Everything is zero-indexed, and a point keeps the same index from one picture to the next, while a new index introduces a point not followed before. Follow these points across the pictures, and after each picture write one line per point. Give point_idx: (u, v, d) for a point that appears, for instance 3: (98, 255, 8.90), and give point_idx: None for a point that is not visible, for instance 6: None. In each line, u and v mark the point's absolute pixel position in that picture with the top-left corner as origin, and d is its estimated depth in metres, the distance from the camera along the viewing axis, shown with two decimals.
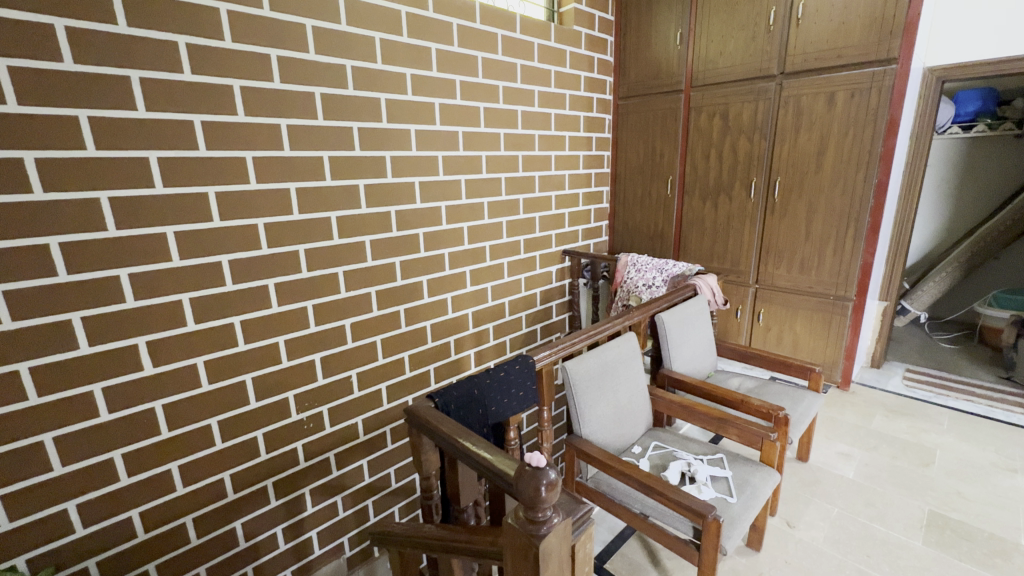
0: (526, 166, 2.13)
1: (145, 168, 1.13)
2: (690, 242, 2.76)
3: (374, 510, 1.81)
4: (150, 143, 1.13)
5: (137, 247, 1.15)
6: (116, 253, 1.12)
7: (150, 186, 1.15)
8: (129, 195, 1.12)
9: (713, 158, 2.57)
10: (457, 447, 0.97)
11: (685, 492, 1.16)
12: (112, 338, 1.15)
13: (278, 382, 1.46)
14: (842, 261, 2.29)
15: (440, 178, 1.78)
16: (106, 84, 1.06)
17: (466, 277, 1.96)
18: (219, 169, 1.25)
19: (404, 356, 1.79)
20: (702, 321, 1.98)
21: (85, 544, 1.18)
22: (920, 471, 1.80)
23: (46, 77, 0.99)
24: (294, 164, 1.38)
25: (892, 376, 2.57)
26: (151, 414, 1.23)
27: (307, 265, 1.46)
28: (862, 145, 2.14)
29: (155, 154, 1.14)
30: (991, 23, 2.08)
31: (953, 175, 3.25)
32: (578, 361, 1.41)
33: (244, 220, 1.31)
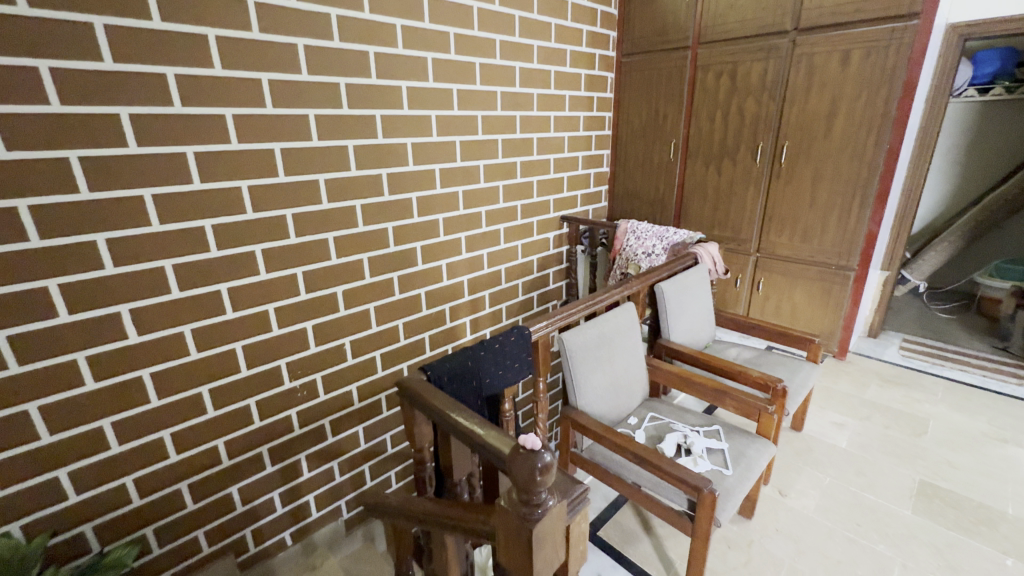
0: (524, 128, 2.03)
1: (117, 125, 1.05)
2: (692, 209, 2.69)
3: (371, 475, 1.82)
4: (121, 98, 1.04)
5: (112, 210, 1.08)
6: (90, 216, 1.05)
7: (123, 145, 1.06)
8: (101, 155, 1.04)
9: (719, 120, 2.46)
10: (451, 423, 0.94)
11: (680, 465, 1.15)
12: (93, 305, 1.10)
13: (268, 350, 1.43)
14: (846, 229, 2.24)
15: (434, 140, 1.69)
16: (67, 30, 0.96)
17: (462, 244, 1.89)
18: (196, 126, 1.16)
19: (399, 324, 1.74)
20: (701, 291, 1.94)
21: (81, 511, 1.17)
22: (912, 440, 1.81)
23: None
24: (276, 121, 1.29)
25: (889, 346, 2.57)
26: (139, 382, 1.20)
27: (296, 231, 1.40)
28: (876, 107, 2.05)
29: (127, 111, 1.06)
30: None
31: (964, 140, 3.14)
32: (575, 332, 1.37)
33: (226, 182, 1.23)
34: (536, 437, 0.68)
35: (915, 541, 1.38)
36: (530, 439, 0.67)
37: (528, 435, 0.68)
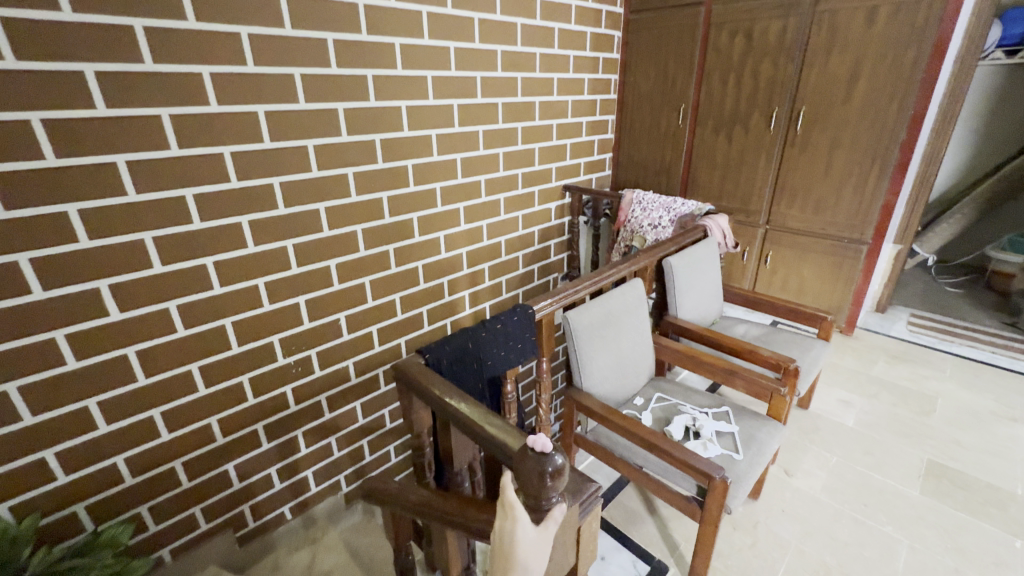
0: (527, 91, 1.87)
1: (81, 84, 0.94)
2: (700, 178, 2.57)
3: (369, 450, 1.79)
4: (84, 53, 0.93)
5: (83, 177, 0.98)
6: (59, 183, 0.96)
7: (90, 107, 0.96)
8: (66, 117, 0.94)
9: (733, 84, 2.30)
10: (452, 412, 0.88)
11: (690, 450, 1.11)
12: (69, 280, 1.01)
13: (259, 328, 1.35)
14: (861, 201, 2.14)
15: (431, 103, 1.55)
16: None
17: (461, 215, 1.78)
18: (168, 85, 1.04)
19: (396, 299, 1.66)
20: (710, 266, 1.86)
21: (70, 492, 1.13)
22: (920, 419, 1.78)
23: None
24: (257, 80, 1.16)
25: (896, 321, 2.52)
26: (124, 361, 1.13)
27: (284, 201, 1.29)
28: (902, 69, 1.91)
29: (91, 68, 0.94)
30: None
31: (985, 106, 3.00)
32: (580, 311, 1.31)
33: (206, 148, 1.12)
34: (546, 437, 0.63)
35: (923, 523, 1.36)
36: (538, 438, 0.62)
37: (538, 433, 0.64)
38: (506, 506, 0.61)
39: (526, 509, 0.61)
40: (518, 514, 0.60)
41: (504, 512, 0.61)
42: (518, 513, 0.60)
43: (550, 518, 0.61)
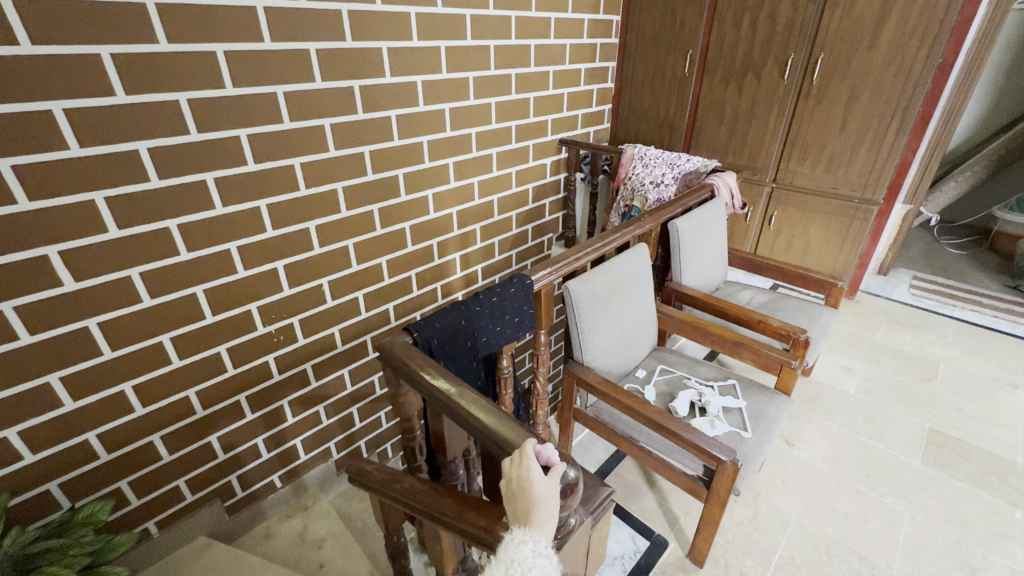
0: (521, 32, 1.66)
1: None
2: (705, 132, 2.40)
3: (359, 418, 1.72)
4: None
5: (10, 124, 0.83)
6: None
7: (10, 42, 0.79)
8: None
9: (747, 27, 2.10)
10: (446, 402, 0.78)
11: (699, 431, 1.04)
12: (11, 245, 0.88)
13: (234, 296, 1.23)
14: (877, 157, 2.03)
15: (415, 46, 1.36)
16: None
17: (450, 172, 1.62)
18: (102, 15, 0.86)
19: (383, 262, 1.53)
20: (716, 228, 1.75)
21: (37, 472, 1.04)
22: (922, 386, 1.75)
23: None
24: (212, 12, 0.98)
25: (898, 284, 2.46)
26: (85, 334, 1.01)
27: (253, 156, 1.13)
28: (935, 11, 1.76)
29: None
30: None
31: (1008, 57, 2.84)
32: (583, 280, 1.21)
33: (159, 94, 0.96)
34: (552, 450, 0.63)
35: (925, 494, 1.34)
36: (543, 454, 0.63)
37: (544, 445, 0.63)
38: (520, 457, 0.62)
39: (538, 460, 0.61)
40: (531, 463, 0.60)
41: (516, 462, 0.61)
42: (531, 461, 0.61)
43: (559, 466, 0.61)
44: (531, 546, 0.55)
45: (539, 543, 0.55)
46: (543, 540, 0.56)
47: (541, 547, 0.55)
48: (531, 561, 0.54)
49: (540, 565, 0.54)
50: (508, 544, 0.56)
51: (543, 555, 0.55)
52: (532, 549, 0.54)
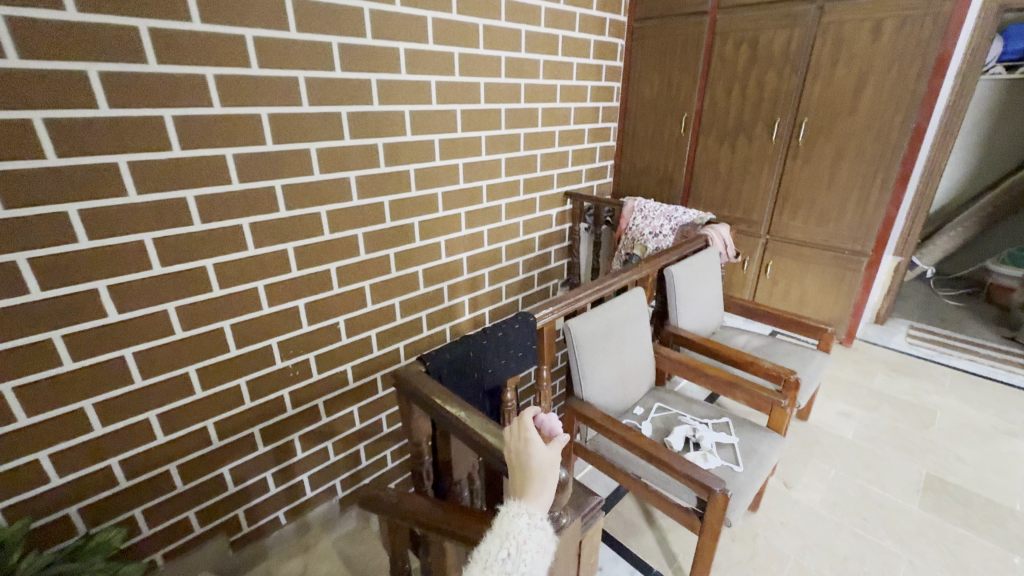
0: (529, 97, 1.87)
1: (83, 82, 0.93)
2: (702, 188, 2.56)
3: (366, 454, 1.78)
4: (92, 54, 0.93)
5: (80, 177, 0.97)
6: (60, 183, 0.95)
7: (92, 106, 0.95)
8: (66, 114, 0.93)
9: (736, 94, 2.30)
10: (456, 423, 0.86)
11: (691, 463, 1.10)
12: (68, 281, 1.01)
13: (258, 333, 1.34)
14: (864, 213, 2.11)
15: (435, 108, 1.55)
16: None
17: (462, 220, 1.77)
18: (172, 85, 1.03)
19: (395, 304, 1.65)
20: (711, 275, 1.86)
21: (62, 494, 1.12)
22: (920, 433, 1.77)
23: None
24: (259, 81, 1.15)
25: (896, 333, 2.52)
26: (122, 362, 1.12)
27: (285, 205, 1.29)
28: (905, 84, 1.90)
29: (95, 68, 0.94)
30: None
31: (987, 120, 3.02)
32: (583, 319, 1.30)
33: (208, 150, 1.12)
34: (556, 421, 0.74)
35: (924, 539, 1.35)
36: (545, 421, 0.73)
37: (545, 414, 0.75)
38: (520, 429, 0.71)
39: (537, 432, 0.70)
40: (529, 434, 0.69)
41: (517, 437, 0.70)
42: (530, 433, 0.69)
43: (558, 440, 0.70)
44: (526, 519, 0.63)
45: (534, 516, 0.63)
46: (537, 513, 0.63)
47: (535, 521, 0.63)
48: (525, 533, 0.62)
49: (534, 536, 0.62)
50: (506, 517, 0.64)
51: (537, 527, 0.62)
52: (526, 521, 0.63)
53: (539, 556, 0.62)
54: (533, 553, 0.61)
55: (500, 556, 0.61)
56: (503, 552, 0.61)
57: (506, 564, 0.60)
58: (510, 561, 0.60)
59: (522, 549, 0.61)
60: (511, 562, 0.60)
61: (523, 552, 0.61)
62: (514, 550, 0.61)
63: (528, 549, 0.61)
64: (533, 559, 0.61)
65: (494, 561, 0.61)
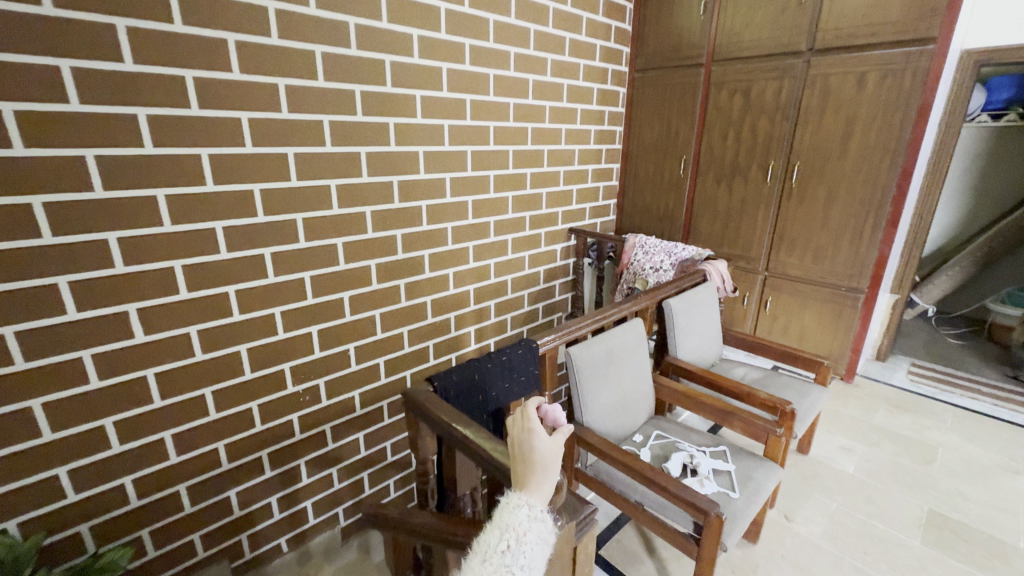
0: (536, 139, 2.14)
1: (133, 125, 1.11)
2: (702, 226, 2.66)
3: (369, 483, 1.85)
4: (139, 99, 1.11)
5: (122, 210, 1.13)
6: (104, 215, 1.11)
7: (139, 144, 1.13)
8: (116, 153, 1.10)
9: (731, 138, 2.43)
10: (458, 436, 0.92)
11: (687, 487, 1.13)
12: (101, 304, 1.14)
13: (273, 356, 1.48)
14: (857, 252, 2.18)
15: (446, 148, 1.79)
16: (82, 28, 1.01)
17: (469, 253, 2.00)
18: (213, 129, 1.23)
19: (403, 332, 1.82)
20: (710, 309, 1.93)
21: (80, 509, 1.20)
22: (922, 469, 1.78)
23: (12, 19, 0.94)
24: (289, 123, 1.36)
25: (897, 370, 2.54)
26: (142, 382, 1.24)
27: (306, 235, 1.47)
28: (890, 132, 2.00)
29: (145, 111, 1.12)
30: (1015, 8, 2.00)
31: (977, 164, 3.14)
32: (583, 347, 1.36)
33: (239, 185, 1.30)
34: (557, 412, 0.99)
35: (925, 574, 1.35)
36: (550, 411, 0.98)
37: (550, 406, 1.00)
38: (522, 418, 0.75)
39: (540, 423, 0.75)
40: (533, 425, 0.74)
41: (521, 427, 0.75)
42: (533, 424, 0.74)
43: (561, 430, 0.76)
44: (527, 512, 0.68)
45: (534, 508, 0.68)
46: (537, 505, 0.69)
47: (535, 513, 0.68)
48: (525, 525, 0.67)
49: (534, 528, 0.67)
50: (507, 508, 0.69)
51: (536, 519, 0.68)
52: (527, 513, 0.68)
53: (538, 547, 0.67)
54: (532, 544, 0.67)
55: (499, 548, 0.67)
56: (503, 544, 0.67)
57: (506, 555, 0.66)
58: (510, 552, 0.66)
59: (522, 540, 0.66)
60: (510, 553, 0.66)
61: (523, 544, 0.66)
62: (514, 542, 0.66)
63: (527, 540, 0.67)
64: (532, 549, 0.66)
65: (493, 553, 0.67)
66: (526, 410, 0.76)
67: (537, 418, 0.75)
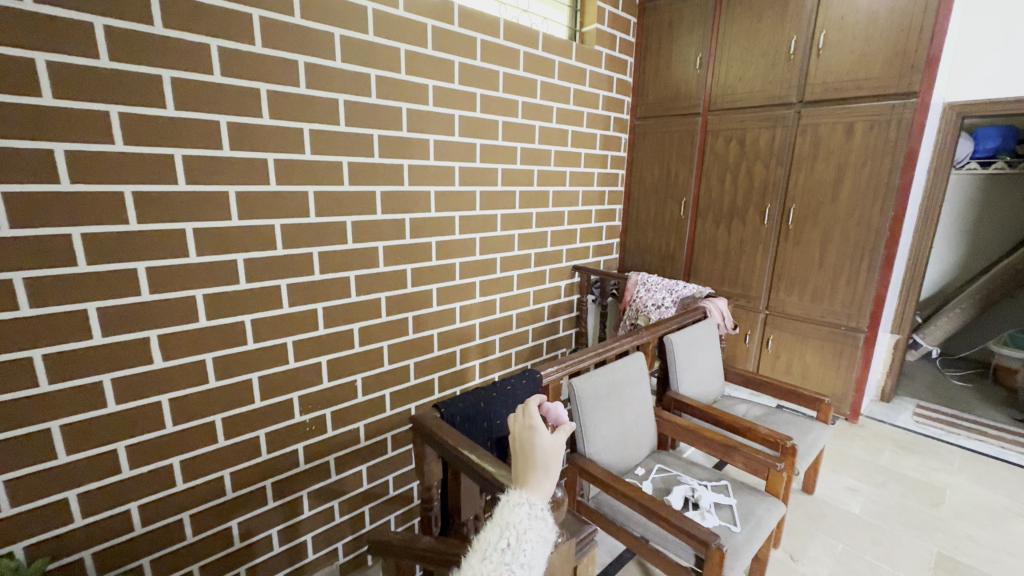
0: (541, 181, 2.27)
1: (170, 165, 1.21)
2: (702, 265, 2.73)
3: (370, 518, 1.84)
4: (176, 142, 1.21)
5: (153, 242, 1.22)
6: (135, 246, 1.19)
7: (173, 182, 1.22)
8: (152, 190, 1.20)
9: (729, 183, 2.55)
10: (461, 458, 0.97)
11: (688, 518, 1.14)
12: (124, 330, 1.21)
13: (284, 384, 1.53)
14: (855, 291, 2.23)
15: (456, 189, 1.90)
16: (133, 80, 1.13)
17: (476, 288, 2.07)
18: (242, 169, 1.33)
19: (410, 364, 1.87)
20: (710, 345, 1.97)
21: (87, 533, 1.22)
22: (929, 511, 1.75)
23: (74, 71, 1.06)
24: (311, 165, 1.47)
25: (901, 411, 2.54)
26: (156, 407, 1.28)
27: (321, 268, 1.55)
28: (879, 177, 2.09)
29: (180, 152, 1.22)
30: (993, 65, 2.13)
31: (970, 209, 3.22)
32: (585, 378, 1.40)
33: (262, 221, 1.40)
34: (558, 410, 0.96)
35: None
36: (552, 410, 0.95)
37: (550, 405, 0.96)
38: (525, 417, 0.80)
39: (542, 421, 0.79)
40: (533, 423, 0.78)
41: (523, 425, 0.79)
42: (535, 422, 0.78)
43: (561, 428, 0.80)
44: (526, 510, 0.72)
45: (533, 506, 0.72)
46: (538, 504, 0.73)
47: (535, 511, 0.72)
48: (525, 523, 0.71)
49: (533, 526, 0.71)
50: (507, 507, 0.73)
51: (536, 517, 0.71)
52: (527, 511, 0.72)
53: (538, 545, 0.70)
54: (532, 542, 0.70)
55: (499, 546, 0.69)
56: (503, 542, 0.69)
57: (506, 553, 0.68)
58: (509, 550, 0.69)
59: (522, 538, 0.69)
60: (510, 551, 0.69)
61: (523, 542, 0.69)
62: (514, 540, 0.69)
63: (527, 538, 0.70)
64: (531, 547, 0.69)
65: (493, 551, 0.69)
66: (529, 409, 0.81)
67: (539, 416, 0.80)
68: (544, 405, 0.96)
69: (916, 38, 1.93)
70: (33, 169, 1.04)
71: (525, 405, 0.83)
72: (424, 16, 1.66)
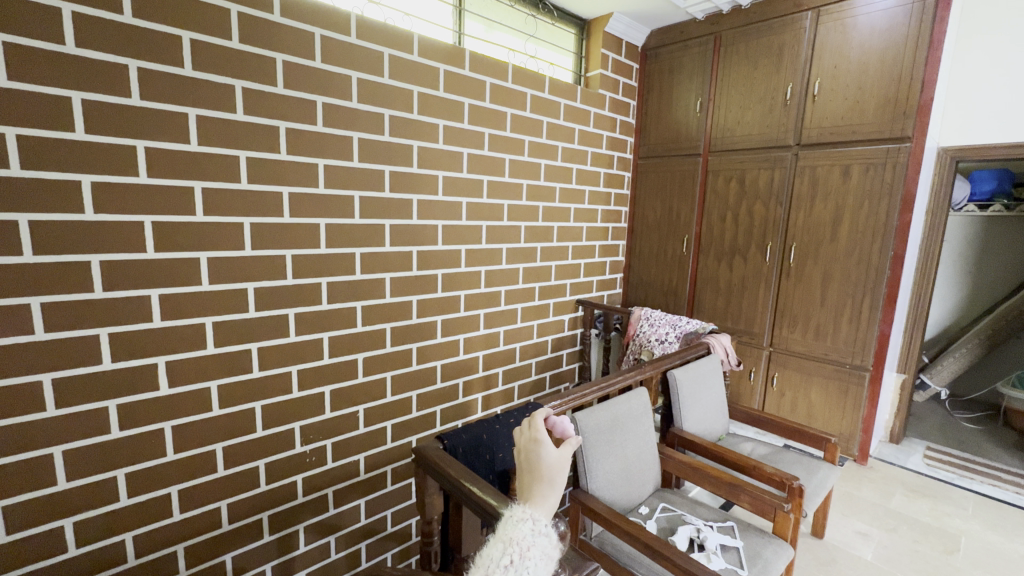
0: (546, 217, 2.32)
1: (190, 197, 1.26)
2: (705, 301, 2.75)
3: (366, 556, 1.80)
4: (195, 175, 1.27)
5: (169, 269, 1.26)
6: (150, 274, 1.23)
7: (192, 213, 1.27)
8: (170, 221, 1.24)
9: (729, 221, 2.60)
10: (462, 490, 0.96)
11: (693, 559, 1.12)
12: (133, 356, 1.23)
13: (287, 413, 1.53)
14: (858, 329, 2.23)
15: (463, 223, 1.95)
16: (160, 116, 1.20)
17: (480, 320, 2.09)
18: (257, 201, 1.39)
19: (412, 396, 1.87)
20: (714, 381, 1.96)
21: (78, 564, 1.20)
22: (944, 558, 1.70)
23: (107, 108, 1.12)
24: (322, 198, 1.52)
25: (912, 453, 2.48)
26: (159, 434, 1.28)
27: (328, 298, 1.58)
28: (878, 217, 2.13)
29: (200, 185, 1.28)
30: (987, 111, 2.20)
31: (972, 249, 3.25)
32: (588, 413, 1.40)
33: (275, 251, 1.44)
34: (564, 423, 1.09)
35: None
36: (557, 422, 1.08)
37: (557, 419, 1.10)
38: (531, 430, 0.82)
39: (547, 435, 0.82)
40: (540, 437, 0.81)
41: (529, 438, 0.82)
42: (542, 436, 0.81)
43: (568, 442, 0.82)
44: (531, 526, 0.71)
45: (537, 522, 0.72)
46: (541, 519, 0.73)
47: (538, 526, 0.72)
48: (530, 539, 0.70)
49: (537, 542, 0.70)
50: (510, 522, 0.72)
51: (540, 534, 0.71)
52: (531, 527, 0.71)
53: (541, 562, 0.70)
54: (535, 559, 0.69)
55: (502, 563, 0.68)
56: (506, 559, 0.68)
57: (510, 570, 0.67)
58: (513, 567, 0.67)
59: (526, 555, 0.69)
60: (514, 568, 0.67)
61: (527, 558, 0.69)
62: (517, 557, 0.68)
63: (531, 555, 0.69)
64: (534, 564, 0.69)
65: (496, 567, 0.68)
66: (535, 423, 0.83)
67: (545, 430, 0.82)
68: (550, 419, 1.10)
69: (906, 87, 2.01)
70: (60, 199, 1.09)
71: (531, 419, 0.85)
72: (436, 62, 1.75)
